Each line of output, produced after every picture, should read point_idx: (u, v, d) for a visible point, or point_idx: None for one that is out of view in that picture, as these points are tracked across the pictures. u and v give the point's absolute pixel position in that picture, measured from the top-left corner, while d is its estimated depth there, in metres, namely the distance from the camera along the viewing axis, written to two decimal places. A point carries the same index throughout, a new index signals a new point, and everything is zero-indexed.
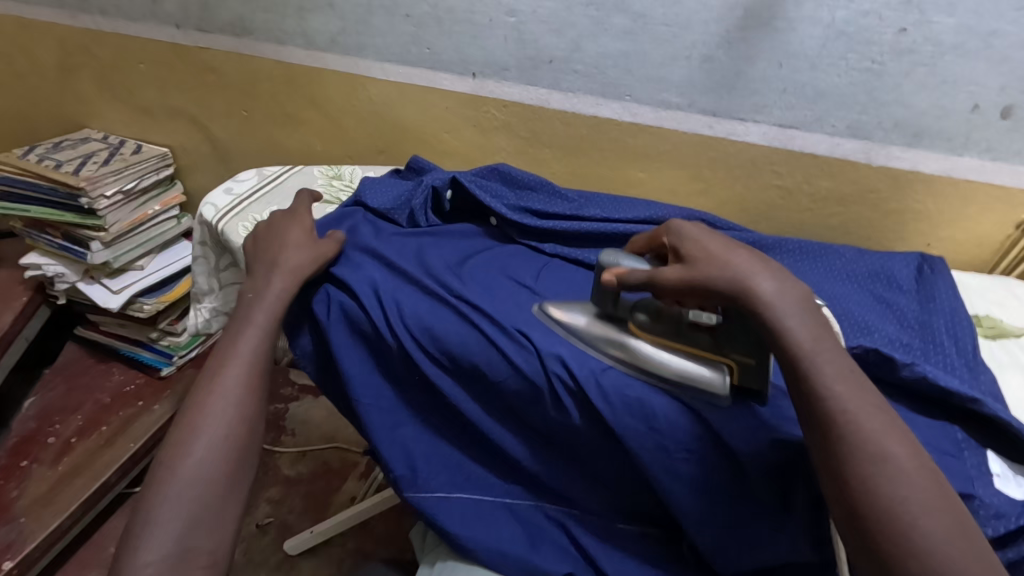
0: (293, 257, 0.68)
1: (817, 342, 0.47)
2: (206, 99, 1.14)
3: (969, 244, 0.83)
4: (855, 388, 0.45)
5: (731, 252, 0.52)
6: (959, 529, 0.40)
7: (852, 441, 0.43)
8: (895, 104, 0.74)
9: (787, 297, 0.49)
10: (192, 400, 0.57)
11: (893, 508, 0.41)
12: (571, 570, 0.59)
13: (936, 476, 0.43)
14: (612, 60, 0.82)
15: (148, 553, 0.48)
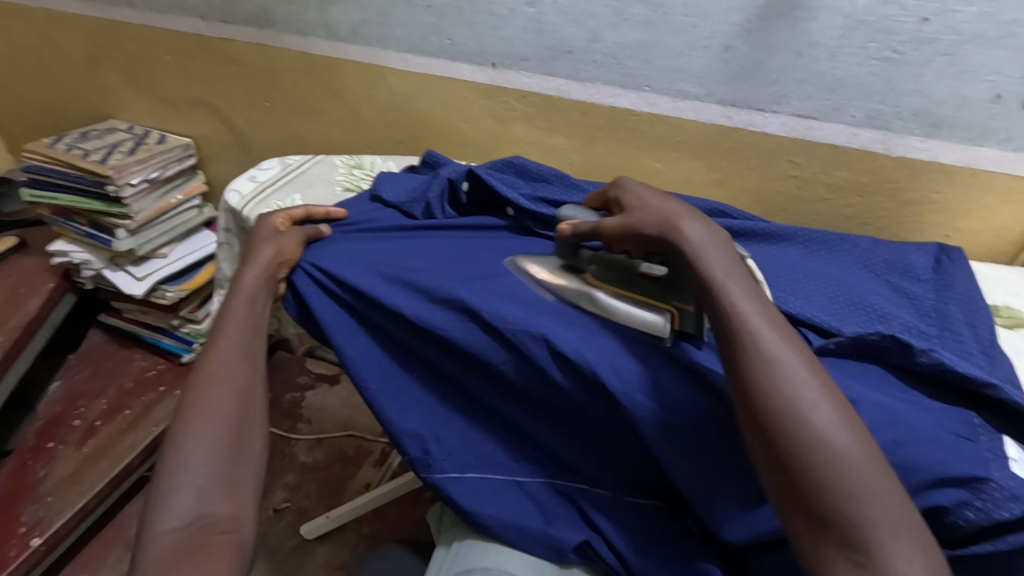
0: (268, 249, 0.72)
1: (731, 270, 0.52)
2: (228, 91, 1.16)
3: (987, 235, 0.82)
4: (753, 304, 0.50)
5: (661, 202, 0.60)
6: (850, 421, 0.44)
7: (752, 352, 0.47)
8: (915, 94, 0.73)
9: (706, 237, 0.55)
10: (195, 378, 0.59)
11: (792, 409, 0.44)
12: (586, 538, 0.62)
13: (826, 375, 0.47)
14: (631, 50, 0.82)
15: (170, 519, 0.48)
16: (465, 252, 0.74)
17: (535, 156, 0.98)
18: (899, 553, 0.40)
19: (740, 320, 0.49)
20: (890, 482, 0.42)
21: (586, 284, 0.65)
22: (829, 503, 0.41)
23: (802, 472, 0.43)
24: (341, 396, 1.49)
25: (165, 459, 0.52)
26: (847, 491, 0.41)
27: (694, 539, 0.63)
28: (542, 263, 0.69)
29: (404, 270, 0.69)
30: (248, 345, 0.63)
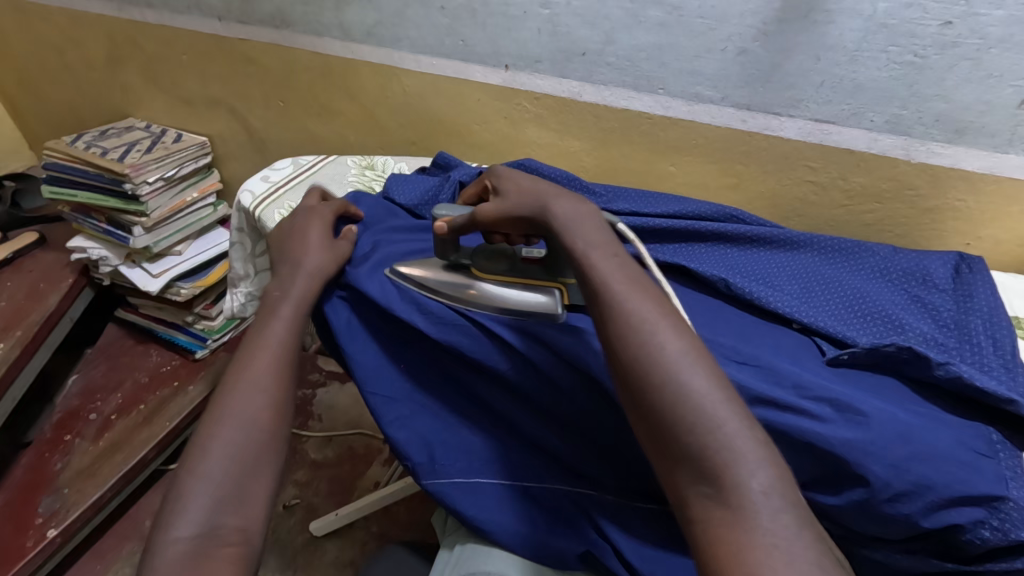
0: (314, 257, 0.71)
1: (590, 232, 0.54)
2: (243, 90, 1.17)
3: (1011, 244, 0.79)
4: (612, 260, 0.51)
5: (532, 182, 0.61)
6: (699, 358, 0.44)
7: (605, 303, 0.48)
8: (937, 99, 0.71)
9: (572, 207, 0.56)
10: (228, 382, 0.59)
11: (640, 351, 0.44)
12: (588, 547, 0.62)
13: (677, 317, 0.47)
14: (646, 53, 0.81)
15: (183, 526, 0.48)
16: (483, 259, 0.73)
17: (548, 158, 0.97)
18: (743, 475, 0.39)
19: (596, 276, 0.50)
20: (739, 409, 0.42)
21: (472, 278, 0.69)
22: (676, 435, 0.41)
23: (653, 412, 0.43)
24: (352, 394, 1.50)
25: (189, 463, 0.52)
26: (690, 422, 0.41)
27: None
28: (423, 262, 0.72)
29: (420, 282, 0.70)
30: (289, 356, 0.63)
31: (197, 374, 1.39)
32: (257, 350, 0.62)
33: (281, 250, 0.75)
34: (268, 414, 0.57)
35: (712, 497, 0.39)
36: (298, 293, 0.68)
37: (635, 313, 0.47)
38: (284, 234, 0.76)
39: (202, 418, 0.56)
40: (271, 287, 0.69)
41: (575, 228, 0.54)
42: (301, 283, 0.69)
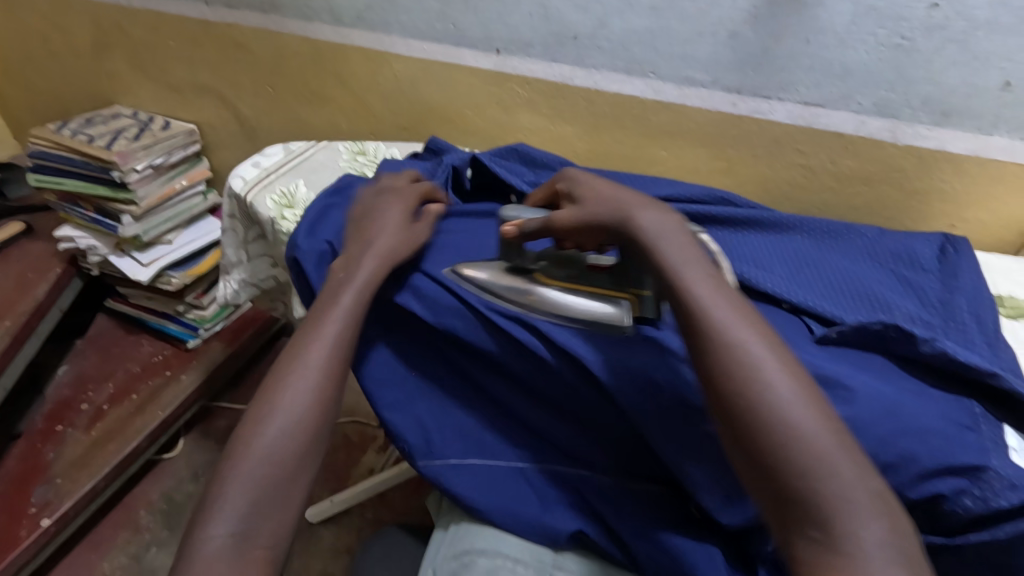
0: (384, 239, 0.68)
1: (681, 252, 0.52)
2: (232, 76, 1.16)
3: (995, 225, 0.81)
4: (709, 285, 0.50)
5: (615, 191, 0.60)
6: (809, 397, 0.44)
7: (707, 333, 0.47)
8: (924, 81, 0.72)
9: (662, 223, 0.55)
10: (277, 373, 0.57)
11: (743, 382, 0.45)
12: (581, 527, 0.63)
13: (783, 352, 0.47)
14: (638, 37, 0.81)
15: (219, 525, 0.48)
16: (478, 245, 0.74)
17: (539, 144, 0.97)
18: (856, 524, 0.39)
19: (694, 303, 0.49)
20: (851, 455, 0.42)
21: (535, 284, 0.66)
22: (785, 478, 0.42)
23: (760, 450, 0.43)
24: None
25: (231, 457, 0.52)
26: (802, 467, 0.41)
27: (696, 523, 0.63)
28: (483, 264, 0.69)
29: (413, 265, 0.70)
30: (343, 352, 0.60)
31: (189, 364, 1.39)
32: (310, 342, 0.59)
33: (354, 228, 0.71)
34: (314, 413, 0.55)
35: (821, 543, 0.40)
36: (364, 277, 0.64)
37: (743, 347, 0.46)
38: (365, 210, 0.73)
39: (251, 409, 0.55)
40: (336, 267, 0.67)
41: (668, 247, 0.53)
42: (370, 266, 0.65)
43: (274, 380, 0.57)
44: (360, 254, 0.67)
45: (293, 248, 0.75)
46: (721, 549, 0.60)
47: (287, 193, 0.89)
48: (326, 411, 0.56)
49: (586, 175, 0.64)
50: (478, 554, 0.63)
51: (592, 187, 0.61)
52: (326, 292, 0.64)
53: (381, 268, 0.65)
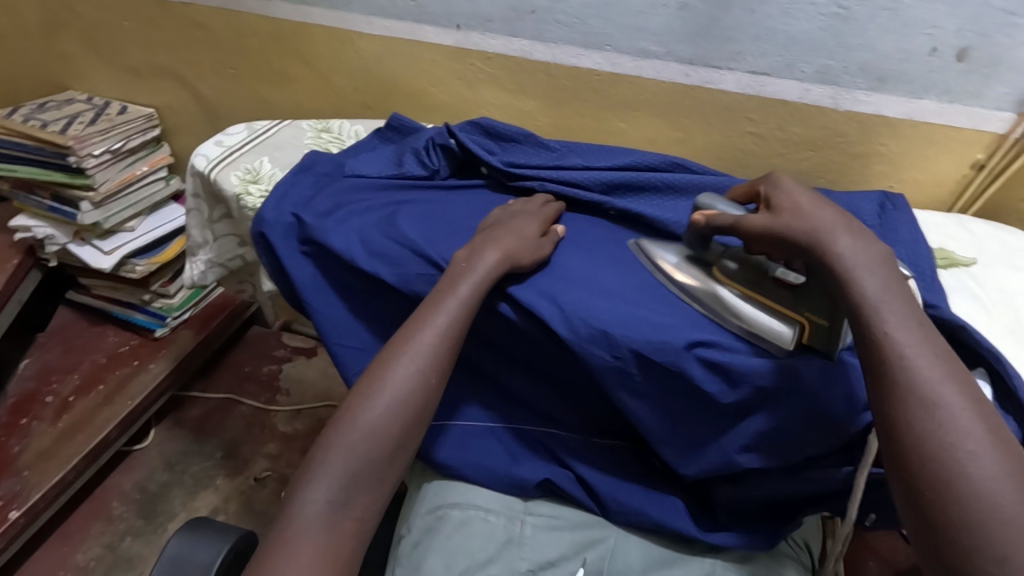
0: (506, 235, 0.66)
1: (883, 295, 0.49)
2: (192, 58, 1.14)
3: (929, 186, 0.86)
4: (914, 337, 0.47)
5: (817, 209, 0.55)
6: (1020, 482, 0.42)
7: (906, 387, 0.46)
8: (861, 49, 0.76)
9: (862, 256, 0.51)
10: (387, 352, 0.60)
11: (938, 444, 0.43)
12: (549, 476, 0.66)
13: (996, 427, 0.44)
14: (594, 9, 0.83)
15: (319, 491, 0.54)
16: (447, 217, 0.74)
17: (503, 119, 0.99)
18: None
19: (892, 351, 0.47)
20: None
21: (710, 280, 0.61)
22: (976, 558, 0.40)
23: (944, 520, 0.42)
24: (319, 367, 1.50)
25: (338, 426, 0.57)
26: (1001, 551, 0.39)
27: (660, 474, 0.68)
28: (672, 247, 0.67)
29: (378, 235, 0.71)
30: (450, 340, 0.60)
31: (158, 352, 1.37)
32: (423, 327, 0.60)
33: (484, 228, 0.69)
34: (417, 397, 0.59)
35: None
36: (484, 270, 0.62)
37: (946, 412, 0.44)
38: (507, 220, 0.69)
39: (361, 381, 0.60)
40: (458, 255, 0.65)
41: (866, 289, 0.50)
42: (490, 257, 0.63)
43: (382, 358, 0.60)
44: (485, 243, 0.65)
45: (259, 222, 0.76)
46: (681, 498, 0.66)
47: (252, 170, 0.89)
48: (427, 399, 0.59)
49: (795, 183, 0.59)
50: (450, 508, 0.67)
51: (792, 198, 0.56)
52: (447, 276, 0.63)
53: (503, 263, 0.63)
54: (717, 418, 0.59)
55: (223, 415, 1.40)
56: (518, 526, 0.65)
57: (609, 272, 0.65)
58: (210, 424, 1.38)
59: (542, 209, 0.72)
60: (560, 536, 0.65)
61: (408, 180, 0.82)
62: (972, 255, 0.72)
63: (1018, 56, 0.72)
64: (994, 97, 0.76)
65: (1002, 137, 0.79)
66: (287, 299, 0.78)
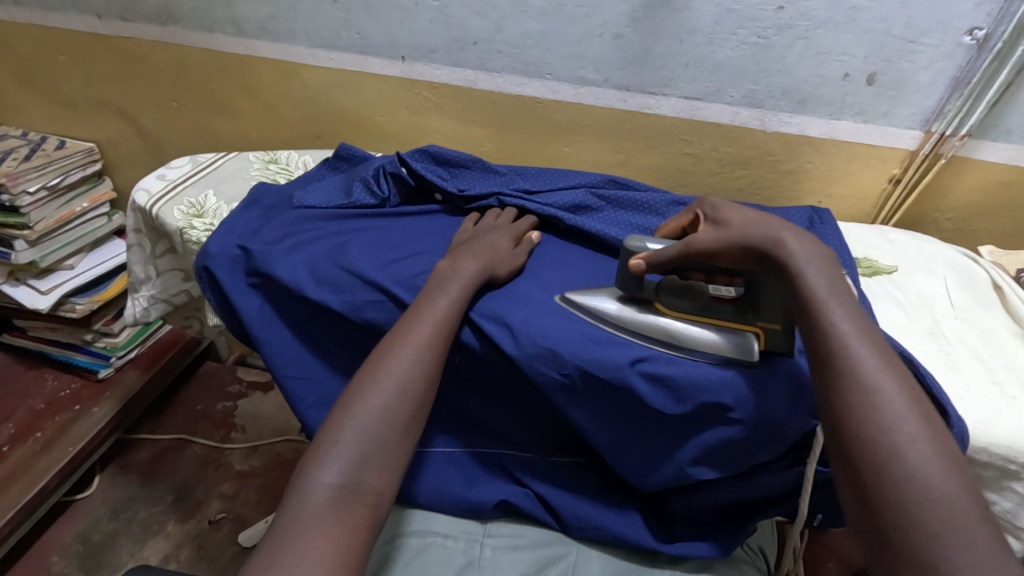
0: (482, 247, 0.67)
1: (829, 288, 0.51)
2: (134, 92, 1.12)
3: (853, 199, 0.92)
4: (853, 326, 0.48)
5: (766, 218, 0.57)
6: (951, 466, 0.41)
7: (844, 372, 0.46)
8: (782, 74, 0.81)
9: (811, 253, 0.53)
10: (389, 339, 0.60)
11: (871, 420, 0.44)
12: (505, 497, 0.67)
13: (930, 414, 0.44)
14: (533, 40, 0.87)
15: (330, 473, 0.51)
16: (395, 241, 0.74)
17: (451, 146, 1.01)
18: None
19: (836, 341, 0.48)
20: (995, 541, 0.38)
21: (655, 314, 0.62)
22: (911, 541, 0.39)
23: (878, 494, 0.41)
24: (275, 401, 1.46)
25: (347, 410, 0.55)
26: (929, 528, 0.39)
27: (616, 488, 0.69)
28: (597, 292, 0.65)
29: (326, 265, 0.70)
30: (449, 325, 0.60)
31: (102, 395, 1.31)
32: (424, 316, 0.60)
33: (458, 244, 0.70)
34: (421, 382, 0.58)
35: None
36: (469, 274, 0.63)
37: (880, 394, 0.45)
38: (474, 237, 0.70)
39: (364, 369, 0.58)
40: (441, 263, 0.66)
41: (811, 284, 0.51)
42: (473, 266, 0.64)
43: (384, 347, 0.59)
44: (464, 253, 0.66)
45: (202, 256, 0.74)
46: (638, 510, 0.67)
47: (197, 204, 0.87)
48: (431, 384, 0.58)
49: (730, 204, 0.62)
50: (408, 535, 0.67)
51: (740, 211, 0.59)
52: (433, 281, 0.64)
53: (482, 273, 0.64)
54: (669, 432, 0.60)
55: (174, 456, 1.34)
56: (477, 548, 0.66)
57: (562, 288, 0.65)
58: (160, 466, 1.32)
59: (514, 225, 0.73)
60: (519, 556, 0.65)
61: (358, 209, 0.82)
62: (894, 263, 0.77)
63: (919, 79, 0.78)
64: (902, 117, 0.82)
65: (913, 153, 0.84)
66: (233, 328, 0.77)
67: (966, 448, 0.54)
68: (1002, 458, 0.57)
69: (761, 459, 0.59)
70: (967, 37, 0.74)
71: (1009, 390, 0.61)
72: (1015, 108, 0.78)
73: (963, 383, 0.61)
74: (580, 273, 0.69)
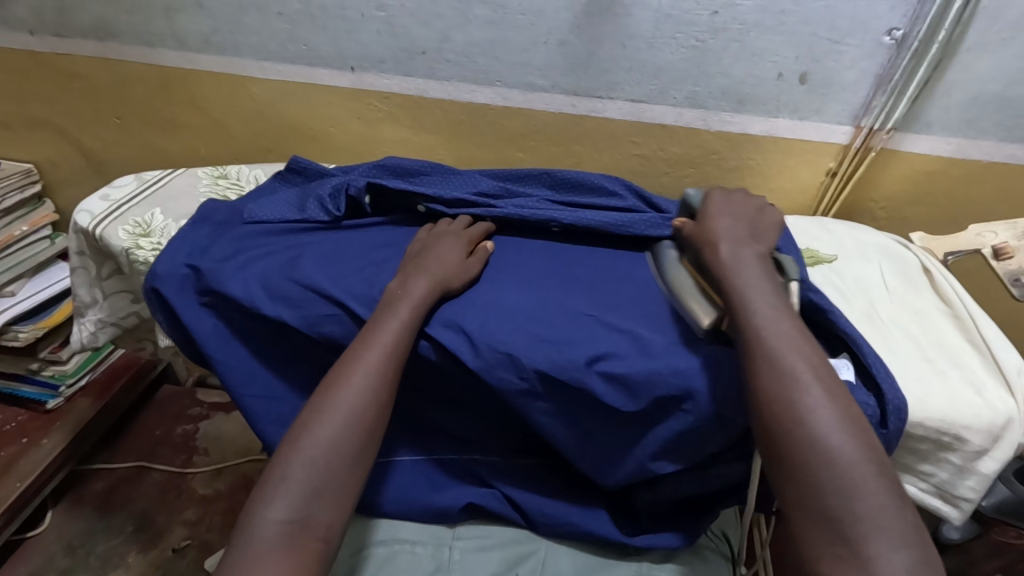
0: (434, 262, 0.67)
1: (753, 283, 0.57)
2: (73, 109, 1.08)
3: (794, 192, 0.96)
4: (770, 312, 0.55)
5: (716, 220, 0.64)
6: (850, 430, 0.49)
7: (761, 354, 0.53)
8: (721, 76, 0.85)
9: (740, 256, 0.60)
10: (336, 368, 0.59)
11: (785, 396, 0.50)
12: (472, 498, 0.67)
13: (834, 384, 0.52)
14: (480, 48, 0.88)
15: (278, 510, 0.52)
16: (351, 252, 0.74)
17: (406, 155, 1.02)
18: (880, 545, 0.44)
19: (753, 328, 0.54)
20: (885, 489, 0.46)
21: (676, 263, 0.67)
22: (820, 496, 0.47)
23: (795, 461, 0.49)
24: (239, 420, 1.42)
25: (294, 444, 0.55)
26: (835, 485, 0.47)
27: (581, 486, 0.70)
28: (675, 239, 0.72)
29: (280, 280, 0.69)
30: (399, 351, 0.60)
31: (52, 426, 1.26)
32: (372, 345, 0.59)
33: (411, 258, 0.69)
34: (369, 413, 0.57)
35: (845, 555, 0.45)
36: (420, 294, 0.63)
37: (793, 371, 0.51)
38: (424, 249, 0.70)
39: (312, 400, 0.58)
40: (390, 286, 0.65)
41: (737, 281, 0.58)
42: (424, 283, 0.64)
43: (330, 377, 0.59)
44: (415, 271, 0.66)
45: (150, 277, 0.73)
46: (604, 507, 0.68)
47: (143, 223, 0.85)
48: (380, 415, 0.58)
49: (714, 201, 0.67)
50: (375, 545, 0.67)
51: (704, 214, 0.65)
52: (383, 304, 0.63)
53: (434, 288, 0.64)
54: (628, 431, 0.61)
55: (132, 485, 1.29)
56: (446, 553, 0.66)
57: (514, 294, 0.65)
58: (117, 497, 1.27)
59: (466, 232, 0.74)
60: (488, 556, 0.66)
61: (312, 225, 0.80)
62: (833, 251, 0.81)
63: (847, 77, 0.83)
64: (834, 113, 0.86)
65: (846, 147, 0.89)
66: (185, 348, 0.75)
67: (903, 425, 0.57)
68: (936, 431, 0.60)
69: (716, 447, 0.61)
70: (886, 37, 0.78)
71: (938, 364, 0.65)
72: (934, 102, 0.83)
73: (899, 362, 0.65)
74: (534, 273, 0.69)
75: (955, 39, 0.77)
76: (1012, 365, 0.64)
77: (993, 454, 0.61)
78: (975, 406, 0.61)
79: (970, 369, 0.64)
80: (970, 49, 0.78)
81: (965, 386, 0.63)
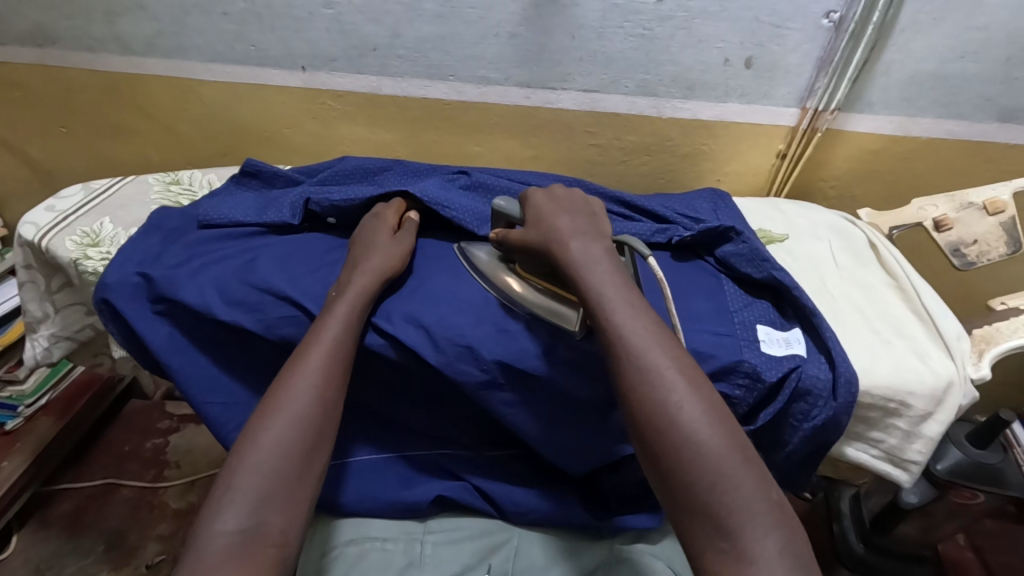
0: (376, 259, 0.66)
1: (609, 279, 0.55)
2: (14, 120, 1.05)
3: (746, 174, 0.99)
4: (630, 309, 0.52)
5: (558, 218, 0.61)
6: (716, 421, 0.47)
7: (624, 356, 0.50)
8: (669, 64, 0.86)
9: (592, 252, 0.58)
10: (277, 380, 0.59)
11: (651, 400, 0.48)
12: (441, 492, 0.67)
13: (696, 374, 0.50)
14: (431, 43, 0.87)
15: (229, 519, 0.50)
16: (303, 253, 0.72)
17: (365, 153, 1.01)
18: (755, 532, 0.43)
19: (615, 331, 0.52)
20: (752, 475, 0.45)
21: (508, 274, 0.65)
22: (697, 494, 0.45)
23: (669, 462, 0.47)
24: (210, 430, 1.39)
25: (241, 453, 0.54)
26: (709, 481, 0.45)
27: (549, 474, 0.71)
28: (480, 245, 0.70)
29: (235, 287, 0.67)
30: (345, 350, 0.60)
31: (11, 448, 1.21)
32: (312, 348, 0.59)
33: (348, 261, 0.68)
34: (314, 415, 0.57)
35: (727, 550, 0.43)
36: (355, 292, 0.62)
37: (659, 369, 0.49)
38: (357, 247, 0.69)
39: (257, 410, 0.57)
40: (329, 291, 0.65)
41: (592, 279, 0.55)
42: (366, 281, 0.63)
43: (273, 387, 0.58)
44: (351, 271, 0.65)
45: (101, 288, 0.71)
46: (573, 494, 0.69)
47: (93, 234, 0.83)
48: (328, 414, 0.57)
49: (545, 198, 0.64)
50: (346, 544, 0.66)
51: (539, 213, 0.62)
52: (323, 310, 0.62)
53: (376, 287, 0.64)
54: (588, 418, 0.63)
55: (101, 504, 1.26)
56: (417, 547, 0.66)
57: (471, 286, 0.65)
58: (86, 516, 1.24)
59: (389, 213, 0.72)
60: (460, 547, 0.66)
61: (273, 228, 0.78)
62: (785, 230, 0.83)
63: (790, 60, 0.85)
64: (781, 96, 0.89)
65: (794, 128, 0.92)
66: (142, 358, 0.74)
67: (853, 397, 0.60)
68: (883, 398, 0.63)
69: None
70: (825, 20, 0.80)
71: (885, 335, 0.67)
72: (875, 83, 0.85)
73: (847, 334, 0.67)
74: None
75: (889, 21, 0.79)
76: (952, 331, 0.67)
77: (937, 417, 0.63)
78: (918, 372, 0.63)
79: (915, 338, 0.67)
80: (904, 29, 0.80)
81: (912, 355, 0.65)
